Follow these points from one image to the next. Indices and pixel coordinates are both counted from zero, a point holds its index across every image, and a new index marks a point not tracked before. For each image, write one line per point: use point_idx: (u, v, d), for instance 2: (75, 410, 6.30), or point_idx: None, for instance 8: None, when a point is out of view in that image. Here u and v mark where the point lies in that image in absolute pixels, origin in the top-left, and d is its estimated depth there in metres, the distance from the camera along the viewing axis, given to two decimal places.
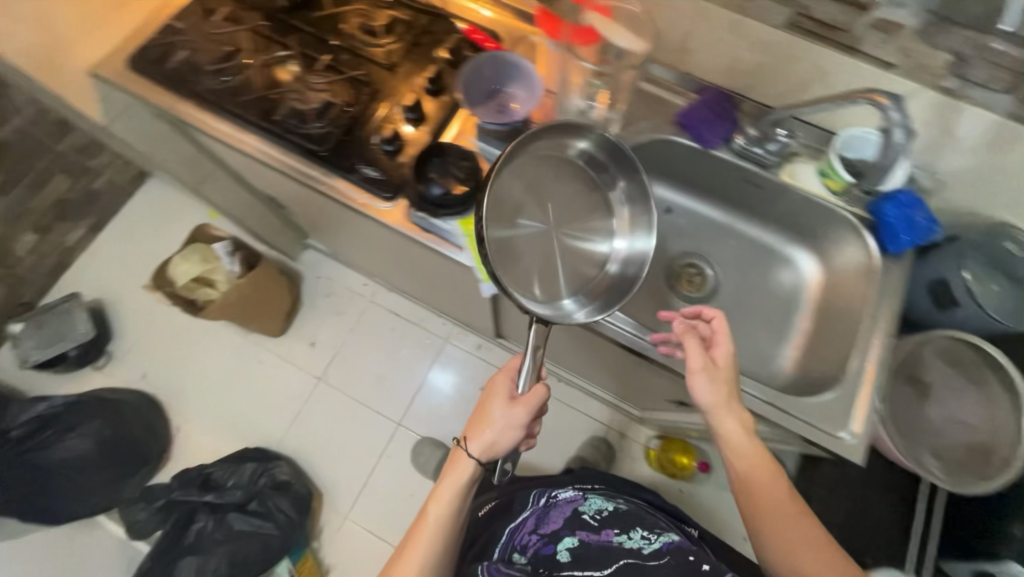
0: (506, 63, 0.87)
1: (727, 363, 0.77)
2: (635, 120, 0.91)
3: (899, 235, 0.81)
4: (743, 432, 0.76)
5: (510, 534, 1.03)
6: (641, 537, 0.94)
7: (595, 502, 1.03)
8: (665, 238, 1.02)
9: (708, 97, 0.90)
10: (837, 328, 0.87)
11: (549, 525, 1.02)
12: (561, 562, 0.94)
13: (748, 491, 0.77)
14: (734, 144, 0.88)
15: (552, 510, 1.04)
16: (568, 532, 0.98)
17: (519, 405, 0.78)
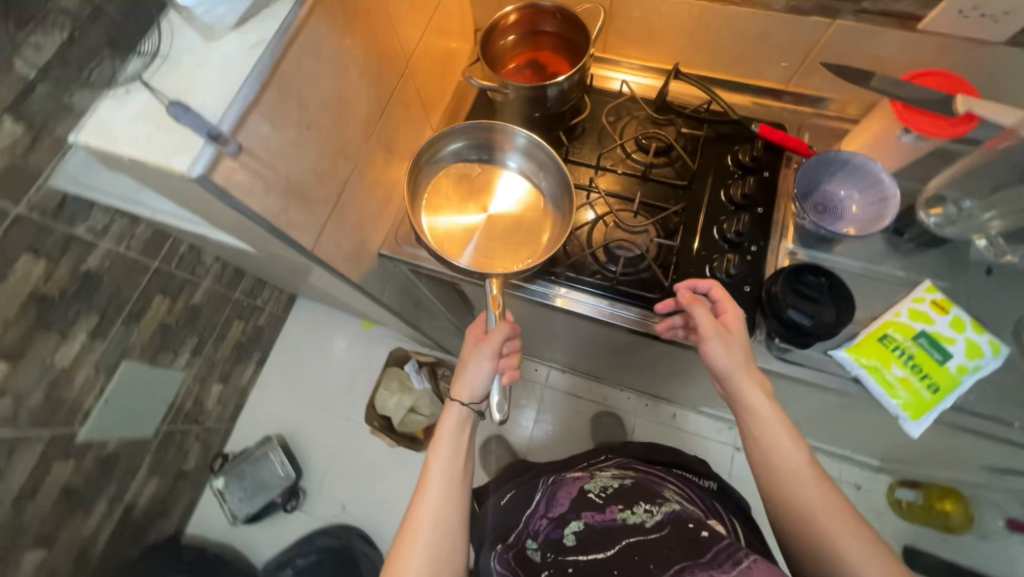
0: (865, 174, 0.78)
1: (739, 335, 0.69)
2: None
3: None
4: (766, 405, 0.67)
5: (526, 522, 0.88)
6: (645, 511, 0.80)
7: (601, 480, 0.89)
8: None
9: None
10: None
11: (557, 508, 0.87)
12: (567, 546, 0.79)
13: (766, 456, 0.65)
14: None
15: (560, 491, 0.90)
16: (573, 515, 0.83)
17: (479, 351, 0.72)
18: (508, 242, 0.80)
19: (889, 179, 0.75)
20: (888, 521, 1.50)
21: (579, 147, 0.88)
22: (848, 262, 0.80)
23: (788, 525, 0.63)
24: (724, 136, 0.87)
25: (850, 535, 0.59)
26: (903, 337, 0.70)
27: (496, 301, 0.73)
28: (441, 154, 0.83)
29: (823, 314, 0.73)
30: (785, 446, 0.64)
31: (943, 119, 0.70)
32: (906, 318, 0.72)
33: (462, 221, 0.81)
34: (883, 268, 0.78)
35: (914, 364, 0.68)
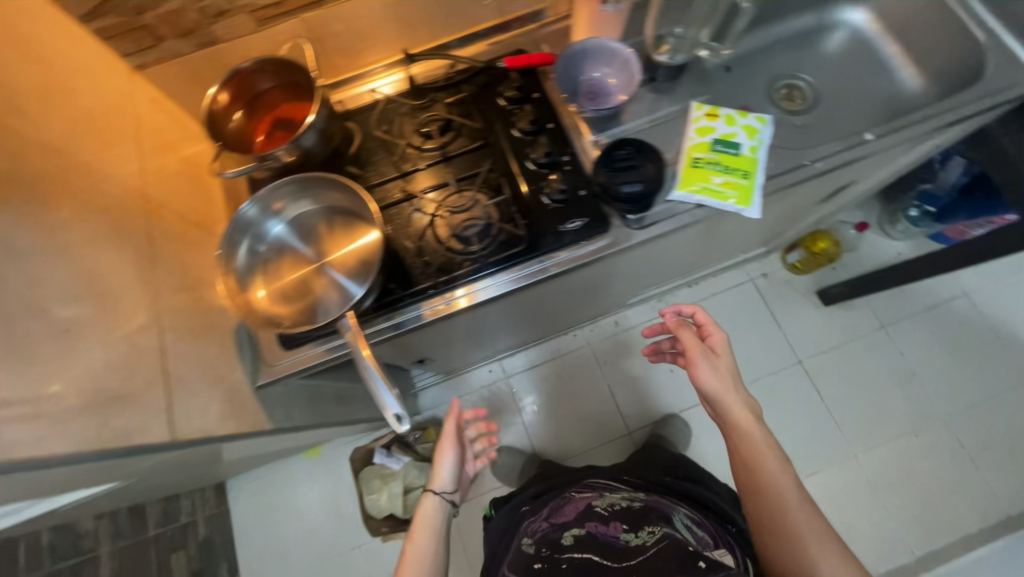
0: (610, 51, 0.87)
1: (727, 364, 0.80)
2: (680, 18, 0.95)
3: None
4: (754, 428, 0.76)
5: (525, 527, 0.99)
6: (647, 531, 0.85)
7: (611, 498, 0.98)
8: (746, 87, 1.09)
9: None
10: (926, 27, 0.99)
11: (562, 515, 0.97)
12: (564, 545, 0.88)
13: (750, 466, 0.75)
14: None
15: (568, 505, 1.00)
16: (577, 523, 0.93)
17: (448, 443, 0.93)
18: (356, 265, 0.77)
19: (615, 41, 0.87)
20: (795, 283, 1.80)
21: (373, 167, 0.86)
22: (635, 123, 0.90)
23: (766, 534, 0.72)
24: (485, 83, 0.91)
25: (818, 541, 0.68)
26: (704, 153, 0.82)
27: (354, 330, 0.66)
28: (242, 254, 0.75)
29: (643, 173, 0.82)
30: (774, 469, 0.73)
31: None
32: (697, 136, 0.84)
33: (297, 274, 0.77)
34: (660, 113, 0.90)
35: (722, 165, 0.80)
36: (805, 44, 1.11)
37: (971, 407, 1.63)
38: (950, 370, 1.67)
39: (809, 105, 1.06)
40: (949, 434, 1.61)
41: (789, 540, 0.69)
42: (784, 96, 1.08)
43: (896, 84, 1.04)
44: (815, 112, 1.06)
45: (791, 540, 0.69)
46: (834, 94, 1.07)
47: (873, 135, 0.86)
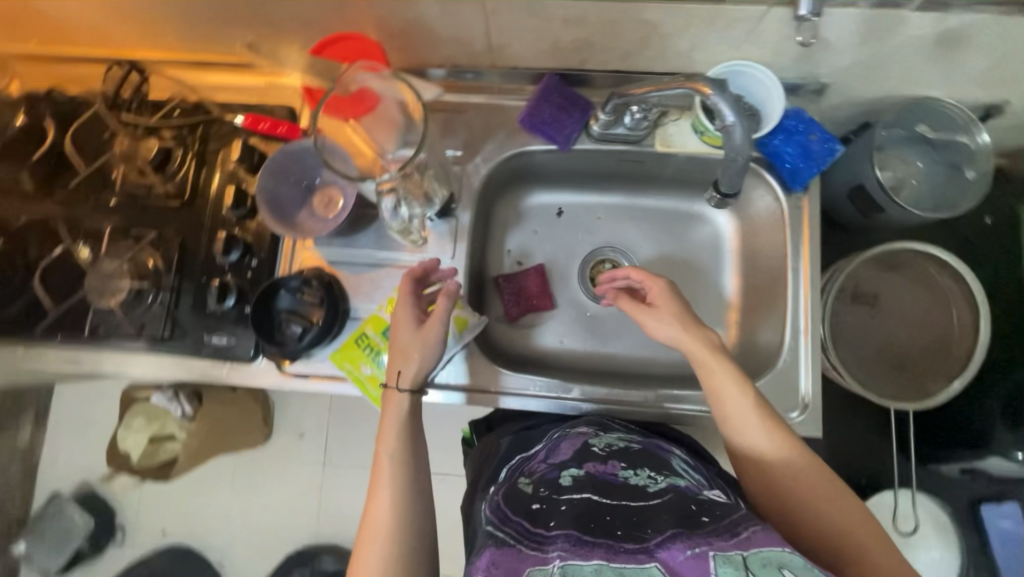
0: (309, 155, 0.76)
1: (669, 309, 0.67)
2: (480, 148, 0.79)
3: (798, 169, 0.71)
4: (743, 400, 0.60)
5: (519, 463, 0.68)
6: (651, 476, 0.59)
7: (608, 436, 0.67)
8: (571, 243, 0.92)
9: (545, 89, 0.74)
10: (765, 282, 0.80)
11: (560, 453, 0.65)
12: (562, 486, 0.57)
13: (722, 404, 0.60)
14: (593, 132, 0.76)
15: (563, 441, 0.68)
16: (573, 461, 0.61)
17: (431, 325, 0.67)
18: None
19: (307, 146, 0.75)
20: None
21: (63, 181, 0.76)
22: (359, 254, 0.77)
23: (772, 508, 0.58)
24: (215, 135, 0.77)
25: (841, 504, 0.54)
26: (375, 334, 0.74)
27: None
28: None
29: (315, 319, 0.73)
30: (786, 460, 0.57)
31: (363, 102, 0.67)
32: (384, 310, 0.75)
33: None
34: (393, 252, 0.77)
35: (381, 356, 0.73)
36: (663, 224, 0.89)
37: None
38: None
39: None
40: None
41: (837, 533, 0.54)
42: (600, 273, 0.91)
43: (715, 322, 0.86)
44: (619, 310, 0.89)
45: (857, 551, 0.52)
46: None
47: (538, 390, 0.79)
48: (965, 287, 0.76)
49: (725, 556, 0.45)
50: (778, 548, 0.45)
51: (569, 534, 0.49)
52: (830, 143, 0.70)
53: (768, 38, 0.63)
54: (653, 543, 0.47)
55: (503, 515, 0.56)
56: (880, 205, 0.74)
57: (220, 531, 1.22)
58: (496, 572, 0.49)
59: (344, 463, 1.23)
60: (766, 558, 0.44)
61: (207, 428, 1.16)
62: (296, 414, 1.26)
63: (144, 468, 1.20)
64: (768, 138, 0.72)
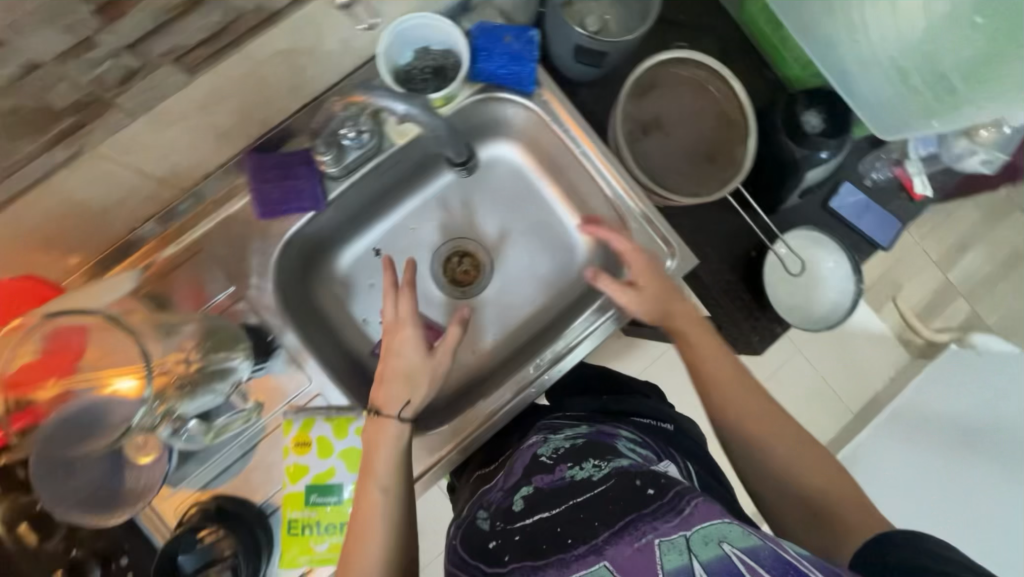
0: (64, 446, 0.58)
1: (654, 284, 0.70)
2: (245, 268, 0.68)
3: (519, 74, 0.70)
4: (727, 373, 0.67)
5: (478, 498, 0.72)
6: (596, 463, 0.62)
7: (556, 440, 0.72)
8: (410, 269, 0.86)
9: (254, 170, 0.65)
10: (573, 176, 0.81)
11: (513, 475, 0.70)
12: (515, 513, 0.62)
13: (691, 353, 0.69)
14: (333, 173, 0.69)
15: (517, 460, 0.73)
16: (523, 481, 0.66)
17: (444, 351, 0.68)
18: None
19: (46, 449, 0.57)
20: None
21: None
22: (222, 457, 0.66)
23: (739, 453, 0.65)
24: None
25: (817, 476, 0.61)
26: (299, 511, 0.64)
27: None
28: None
29: (230, 553, 0.61)
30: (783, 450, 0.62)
31: (63, 354, 0.52)
32: (290, 484, 0.65)
33: None
34: (252, 428, 0.67)
35: (323, 526, 0.64)
36: (467, 191, 0.87)
37: None
38: None
39: (486, 277, 0.88)
40: None
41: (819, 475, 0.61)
42: (453, 270, 0.88)
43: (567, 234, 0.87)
44: (494, 287, 0.88)
45: (816, 509, 0.59)
46: (509, 260, 0.88)
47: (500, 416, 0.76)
48: (705, 66, 0.83)
49: (669, 542, 0.49)
50: (720, 522, 0.50)
51: (522, 567, 0.55)
52: (524, 34, 0.69)
53: None
54: (602, 540, 0.52)
55: (464, 559, 0.62)
56: (602, 51, 0.77)
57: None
58: None
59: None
60: (708, 534, 0.49)
61: None
62: None
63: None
64: (479, 66, 0.69)
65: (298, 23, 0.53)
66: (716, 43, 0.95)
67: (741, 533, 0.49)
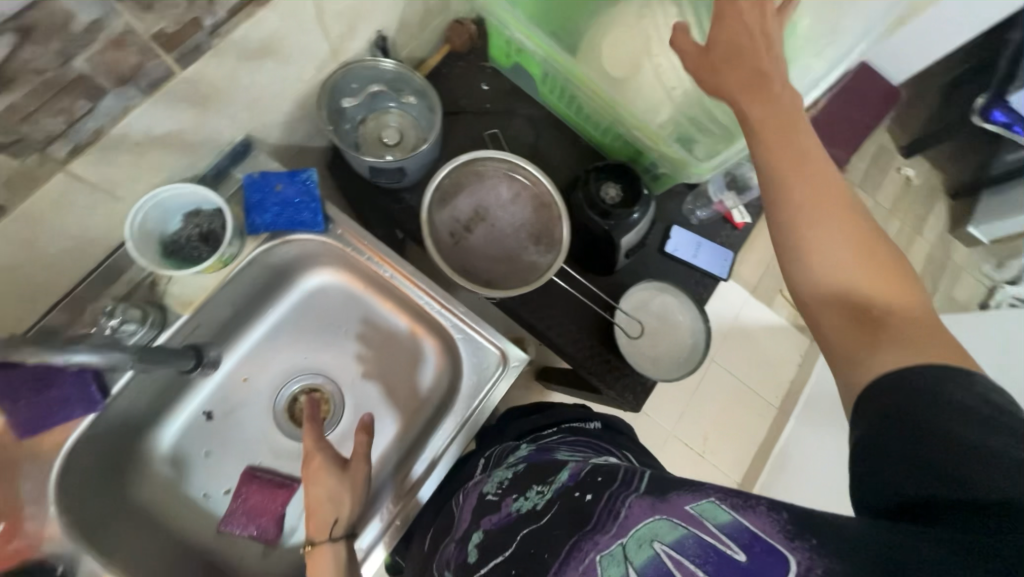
0: None
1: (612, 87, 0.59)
2: (14, 497, 0.59)
3: (303, 215, 0.69)
4: (824, 168, 0.45)
5: (439, 556, 0.66)
6: (537, 491, 0.58)
7: (499, 474, 0.68)
8: (247, 425, 0.79)
9: (6, 390, 0.58)
10: (395, 291, 0.79)
11: (465, 522, 0.65)
12: (471, 565, 0.56)
13: (792, 164, 0.45)
14: (108, 366, 0.62)
15: (466, 508, 0.68)
16: (474, 527, 0.62)
17: (359, 462, 0.68)
18: None
19: None
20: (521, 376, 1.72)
21: None
22: None
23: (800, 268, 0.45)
24: None
25: (889, 289, 0.41)
26: None
27: None
28: None
29: None
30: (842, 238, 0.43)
31: None
32: None
33: None
34: None
35: None
36: (297, 324, 0.83)
37: (685, 410, 1.80)
38: (660, 391, 1.80)
39: (338, 408, 0.82)
40: (680, 443, 1.78)
41: (863, 292, 0.41)
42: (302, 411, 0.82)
43: (413, 346, 0.84)
44: (349, 414, 0.83)
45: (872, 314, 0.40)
46: (358, 382, 0.83)
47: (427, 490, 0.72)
48: (501, 159, 0.85)
49: (609, 557, 0.38)
50: (654, 517, 0.37)
51: None
52: (295, 178, 0.68)
53: (119, 173, 0.55)
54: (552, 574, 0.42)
55: None
56: (396, 167, 0.79)
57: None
58: None
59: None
60: (642, 535, 0.37)
61: None
62: None
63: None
64: (256, 220, 0.67)
65: None
66: (526, 124, 1.01)
67: (670, 524, 0.36)
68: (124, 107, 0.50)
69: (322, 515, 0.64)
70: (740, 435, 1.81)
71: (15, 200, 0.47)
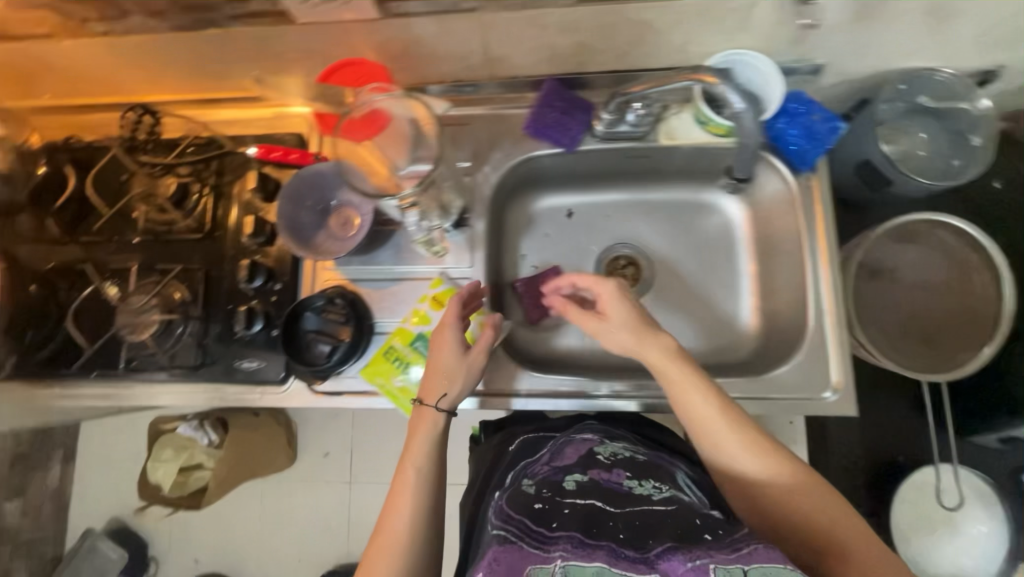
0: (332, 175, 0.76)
1: (623, 319, 0.67)
2: (486, 153, 0.80)
3: (806, 151, 0.72)
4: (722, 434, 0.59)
5: (523, 466, 0.73)
6: (655, 487, 0.63)
7: (614, 446, 0.72)
8: (581, 243, 0.90)
9: (547, 93, 0.76)
10: (778, 261, 0.80)
11: (564, 457, 0.70)
12: (566, 491, 0.62)
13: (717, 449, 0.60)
14: (596, 130, 0.77)
15: (569, 447, 0.73)
16: (579, 468, 0.67)
17: (478, 352, 0.71)
18: None
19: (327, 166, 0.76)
20: None
21: (88, 229, 0.79)
22: (378, 269, 0.79)
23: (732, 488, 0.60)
24: (234, 166, 0.79)
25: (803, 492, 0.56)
26: (403, 345, 0.75)
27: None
28: None
29: (343, 336, 0.75)
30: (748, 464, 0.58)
31: (373, 124, 0.72)
32: (410, 322, 0.76)
33: None
34: (409, 267, 0.79)
35: (411, 364, 0.74)
36: (675, 216, 0.89)
37: None
38: None
39: (637, 293, 0.88)
40: None
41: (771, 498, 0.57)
42: (614, 271, 0.90)
43: (732, 308, 0.85)
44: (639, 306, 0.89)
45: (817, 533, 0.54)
46: (666, 295, 0.87)
47: (523, 404, 0.78)
48: (980, 253, 0.76)
49: (725, 569, 0.48)
50: (779, 565, 0.48)
51: (573, 538, 0.54)
52: (834, 121, 0.70)
53: (762, 23, 0.65)
54: (654, 553, 0.52)
55: (506, 515, 0.59)
56: (889, 179, 0.76)
57: (261, 547, 1.26)
58: (498, 567, 0.53)
59: (362, 479, 1.27)
60: (766, 573, 0.47)
61: (232, 455, 1.22)
62: (315, 434, 1.31)
63: (176, 498, 1.28)
64: (774, 123, 0.72)
65: (676, 7, 0.62)
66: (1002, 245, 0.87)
67: None
68: None
69: (441, 380, 0.69)
70: None
71: None
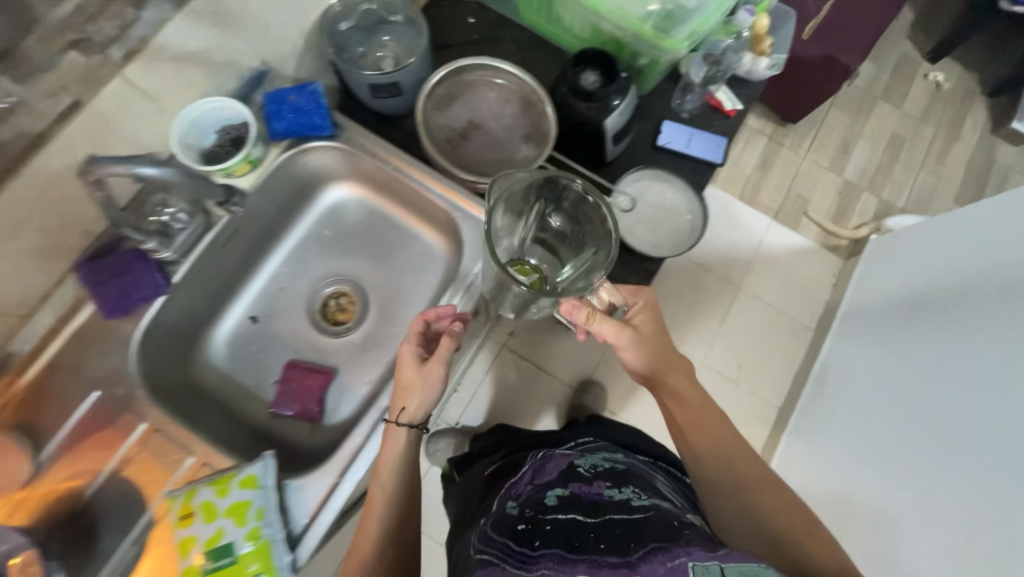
0: None
1: (650, 336, 0.78)
2: (102, 371, 0.70)
3: (314, 121, 0.78)
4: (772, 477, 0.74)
5: (506, 491, 0.78)
6: (634, 493, 0.66)
7: (590, 460, 0.78)
8: (286, 326, 0.89)
9: (90, 277, 0.69)
10: (401, 194, 0.88)
11: (545, 475, 0.77)
12: (547, 507, 0.66)
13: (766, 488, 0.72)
14: (167, 259, 0.74)
15: (548, 463, 0.80)
16: (558, 484, 0.72)
17: (436, 361, 0.70)
18: None
19: None
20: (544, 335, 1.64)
21: None
22: (119, 556, 0.66)
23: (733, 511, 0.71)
24: None
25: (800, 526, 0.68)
26: None
27: None
28: None
29: None
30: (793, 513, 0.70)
31: None
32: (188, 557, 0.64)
33: None
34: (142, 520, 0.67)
35: None
36: (321, 240, 0.92)
37: (715, 340, 1.77)
38: (680, 322, 1.77)
39: (363, 310, 0.91)
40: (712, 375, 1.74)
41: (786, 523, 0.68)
42: (332, 312, 0.91)
43: (423, 247, 0.92)
44: (373, 317, 0.91)
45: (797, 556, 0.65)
46: (380, 286, 0.92)
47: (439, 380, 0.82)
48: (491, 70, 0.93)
49: (703, 566, 0.46)
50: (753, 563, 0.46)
51: (552, 555, 0.55)
52: (305, 89, 0.77)
53: (161, 84, 0.67)
54: (635, 557, 0.50)
55: (489, 539, 0.64)
56: (393, 82, 0.87)
57: None
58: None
59: None
60: (743, 569, 0.45)
61: None
62: None
63: None
64: (275, 126, 0.78)
65: (73, 138, 0.61)
66: (514, 47, 1.07)
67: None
68: (161, 19, 0.63)
69: (402, 399, 0.69)
70: (775, 362, 1.77)
71: (86, 97, 0.60)
